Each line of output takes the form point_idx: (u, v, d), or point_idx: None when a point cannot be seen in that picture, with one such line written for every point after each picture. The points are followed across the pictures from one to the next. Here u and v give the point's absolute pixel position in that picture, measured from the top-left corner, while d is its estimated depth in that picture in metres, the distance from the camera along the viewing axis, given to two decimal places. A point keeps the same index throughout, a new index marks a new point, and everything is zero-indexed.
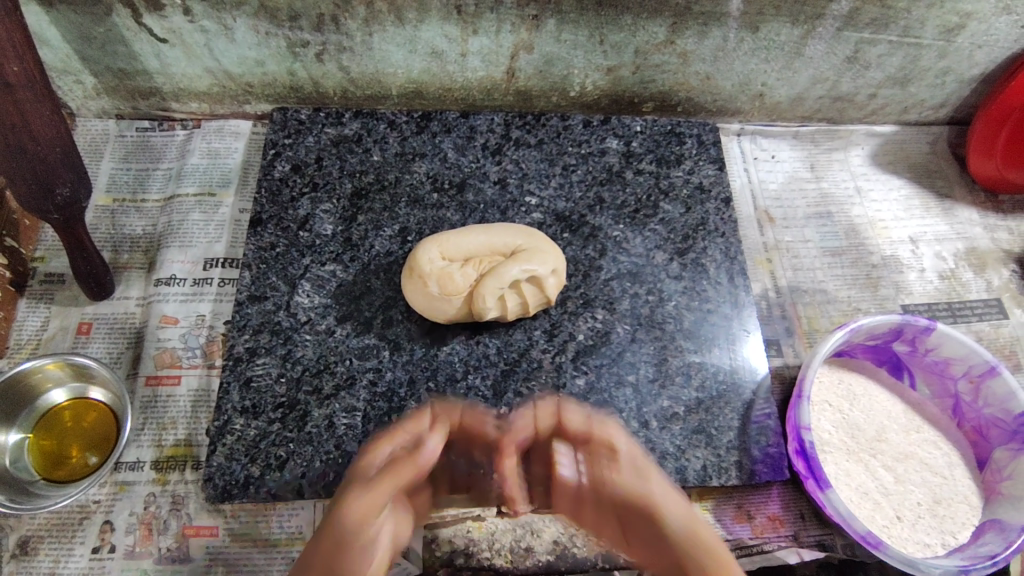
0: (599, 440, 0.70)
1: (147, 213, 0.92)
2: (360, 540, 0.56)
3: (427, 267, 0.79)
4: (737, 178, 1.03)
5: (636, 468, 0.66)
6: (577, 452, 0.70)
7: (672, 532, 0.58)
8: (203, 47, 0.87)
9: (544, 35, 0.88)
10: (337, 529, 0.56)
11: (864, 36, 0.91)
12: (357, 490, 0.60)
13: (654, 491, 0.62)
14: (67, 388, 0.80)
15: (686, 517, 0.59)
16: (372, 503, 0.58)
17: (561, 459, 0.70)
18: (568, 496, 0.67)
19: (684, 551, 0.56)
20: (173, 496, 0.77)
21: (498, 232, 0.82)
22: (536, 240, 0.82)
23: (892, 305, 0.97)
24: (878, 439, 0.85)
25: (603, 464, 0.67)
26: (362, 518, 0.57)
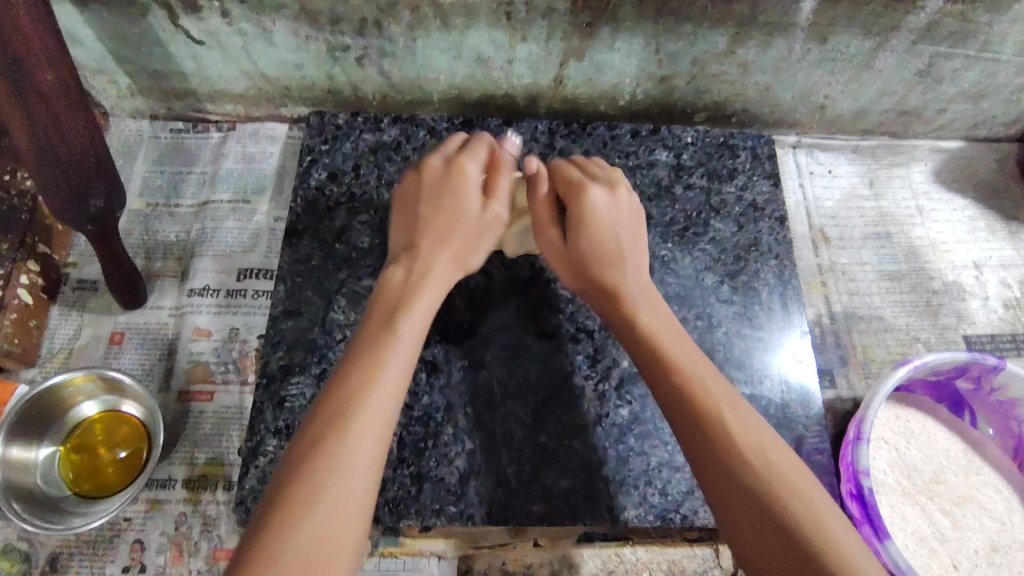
0: (615, 194, 0.74)
1: (180, 219, 0.90)
2: (375, 436, 0.54)
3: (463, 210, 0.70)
4: (792, 194, 0.98)
5: (650, 300, 0.70)
6: (599, 226, 0.71)
7: (715, 405, 0.59)
8: (240, 49, 0.83)
9: (597, 43, 0.82)
10: (336, 416, 0.54)
11: (940, 49, 0.84)
12: (358, 369, 0.57)
13: (687, 358, 0.63)
14: (99, 400, 0.79)
15: (735, 408, 0.59)
16: (384, 395, 0.56)
17: (595, 188, 0.72)
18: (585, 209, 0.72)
19: (727, 432, 0.57)
20: (205, 516, 0.75)
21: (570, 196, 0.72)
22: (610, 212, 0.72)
23: (952, 335, 0.92)
24: (935, 480, 0.81)
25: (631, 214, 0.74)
26: (366, 403, 0.55)
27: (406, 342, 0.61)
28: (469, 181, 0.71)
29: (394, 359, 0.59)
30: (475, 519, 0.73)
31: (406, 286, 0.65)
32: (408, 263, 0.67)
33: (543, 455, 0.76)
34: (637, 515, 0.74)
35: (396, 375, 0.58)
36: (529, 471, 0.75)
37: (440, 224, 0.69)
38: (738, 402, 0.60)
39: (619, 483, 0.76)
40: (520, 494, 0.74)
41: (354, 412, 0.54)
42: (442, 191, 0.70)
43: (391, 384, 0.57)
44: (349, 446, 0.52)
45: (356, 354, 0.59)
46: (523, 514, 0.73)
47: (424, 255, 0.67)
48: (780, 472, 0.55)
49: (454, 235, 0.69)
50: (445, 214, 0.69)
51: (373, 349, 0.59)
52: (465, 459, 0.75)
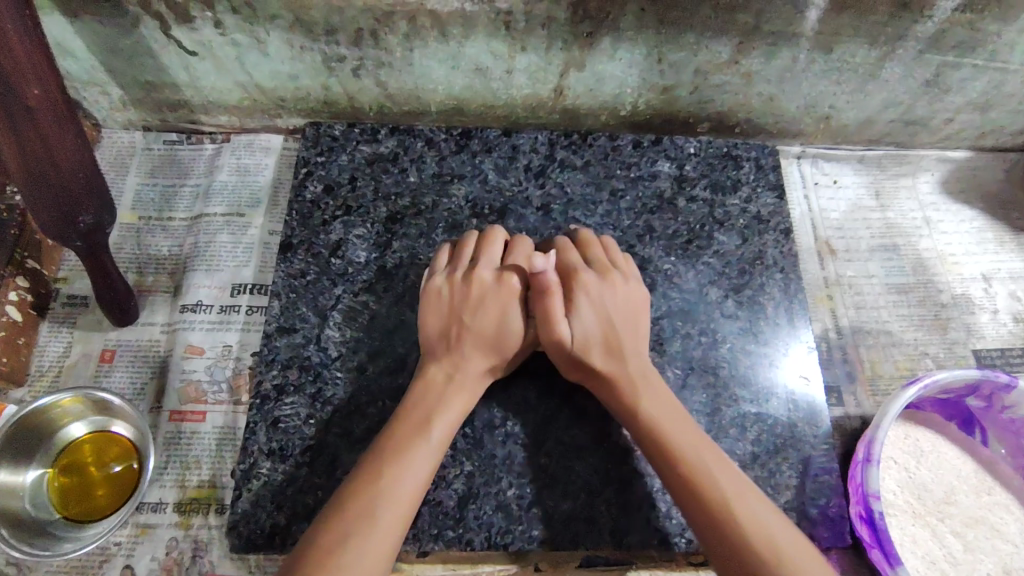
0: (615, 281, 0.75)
1: (173, 233, 0.88)
2: (391, 537, 0.58)
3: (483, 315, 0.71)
4: (797, 206, 0.96)
5: (649, 380, 0.69)
6: (596, 315, 0.71)
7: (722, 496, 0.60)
8: (234, 60, 0.81)
9: (597, 54, 0.81)
10: (363, 512, 0.58)
11: (948, 59, 0.83)
12: (386, 464, 0.61)
13: (694, 449, 0.63)
14: (88, 421, 0.77)
15: (748, 498, 0.60)
16: (407, 495, 0.60)
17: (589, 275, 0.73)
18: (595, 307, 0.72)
19: (733, 523, 0.58)
20: (196, 541, 0.73)
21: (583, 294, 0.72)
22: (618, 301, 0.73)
23: (961, 349, 0.90)
24: (946, 501, 0.79)
25: (634, 303, 0.74)
26: (390, 503, 0.59)
27: (435, 445, 0.64)
28: (490, 291, 0.73)
29: (422, 461, 0.63)
30: (474, 543, 0.71)
31: (442, 390, 0.68)
32: (447, 362, 0.70)
33: (543, 477, 0.74)
34: (640, 539, 0.72)
35: (421, 470, 0.62)
36: (530, 494, 0.73)
37: (478, 338, 0.71)
38: (748, 494, 0.60)
39: (622, 506, 0.74)
40: (520, 517, 0.72)
41: (380, 512, 0.58)
42: (468, 306, 0.72)
43: (417, 481, 0.62)
44: (370, 545, 0.56)
45: (386, 453, 0.62)
46: (524, 539, 0.71)
47: (464, 368, 0.69)
48: (788, 564, 0.55)
49: (485, 343, 0.71)
50: (487, 324, 0.71)
51: (403, 449, 0.63)
52: (463, 482, 0.73)
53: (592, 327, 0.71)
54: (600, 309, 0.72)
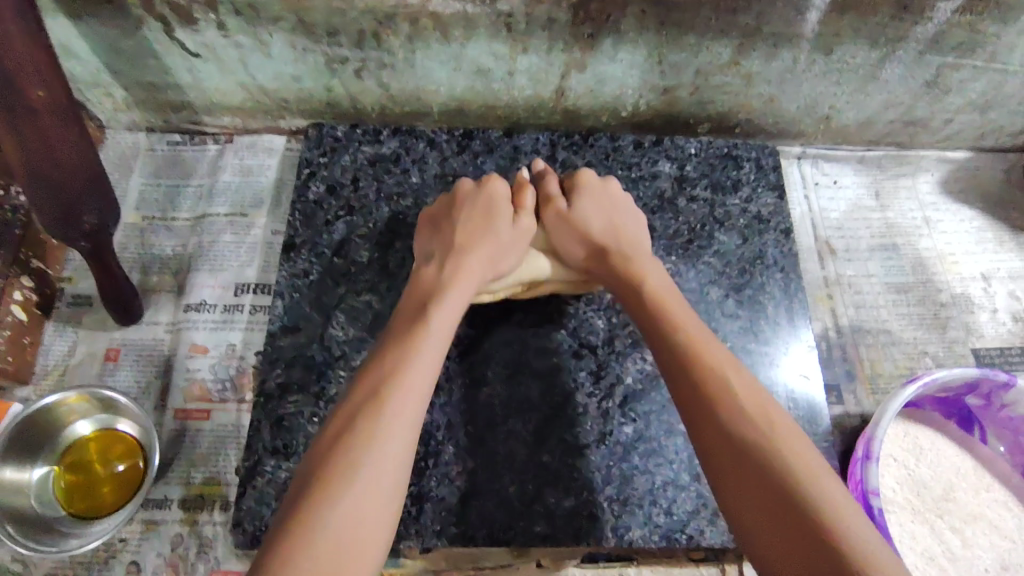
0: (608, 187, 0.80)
1: (176, 233, 0.88)
2: (406, 414, 0.56)
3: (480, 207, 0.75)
4: (797, 206, 0.97)
5: (664, 285, 0.71)
6: (590, 211, 0.76)
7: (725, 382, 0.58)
8: (237, 62, 0.82)
9: (599, 55, 0.81)
10: (369, 396, 0.56)
11: (947, 60, 0.83)
12: (393, 356, 0.60)
13: (699, 335, 0.64)
14: (93, 419, 0.77)
15: (753, 385, 0.58)
16: (419, 381, 0.59)
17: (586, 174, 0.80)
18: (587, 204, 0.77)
19: (739, 412, 0.56)
20: (201, 537, 0.74)
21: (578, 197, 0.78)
22: (609, 201, 0.79)
23: (961, 348, 0.90)
24: (945, 498, 0.80)
25: (625, 207, 0.79)
26: (400, 389, 0.57)
27: (440, 337, 0.63)
28: (495, 194, 0.76)
29: (429, 348, 0.62)
30: (476, 540, 0.72)
31: (438, 283, 0.68)
32: (443, 259, 0.71)
33: (545, 475, 0.75)
34: (641, 536, 0.73)
35: (428, 364, 0.60)
36: (532, 491, 0.74)
37: (474, 233, 0.73)
38: (753, 378, 0.59)
39: (623, 503, 0.74)
40: (522, 514, 0.73)
41: (390, 397, 0.56)
42: (468, 204, 0.76)
43: (424, 374, 0.59)
44: (376, 425, 0.54)
45: (392, 346, 0.61)
46: (526, 535, 0.72)
47: (461, 260, 0.70)
48: (792, 446, 0.53)
49: (488, 239, 0.73)
50: (479, 218, 0.74)
51: (405, 341, 0.62)
52: (466, 479, 0.74)
53: (590, 220, 0.75)
54: (593, 205, 0.77)
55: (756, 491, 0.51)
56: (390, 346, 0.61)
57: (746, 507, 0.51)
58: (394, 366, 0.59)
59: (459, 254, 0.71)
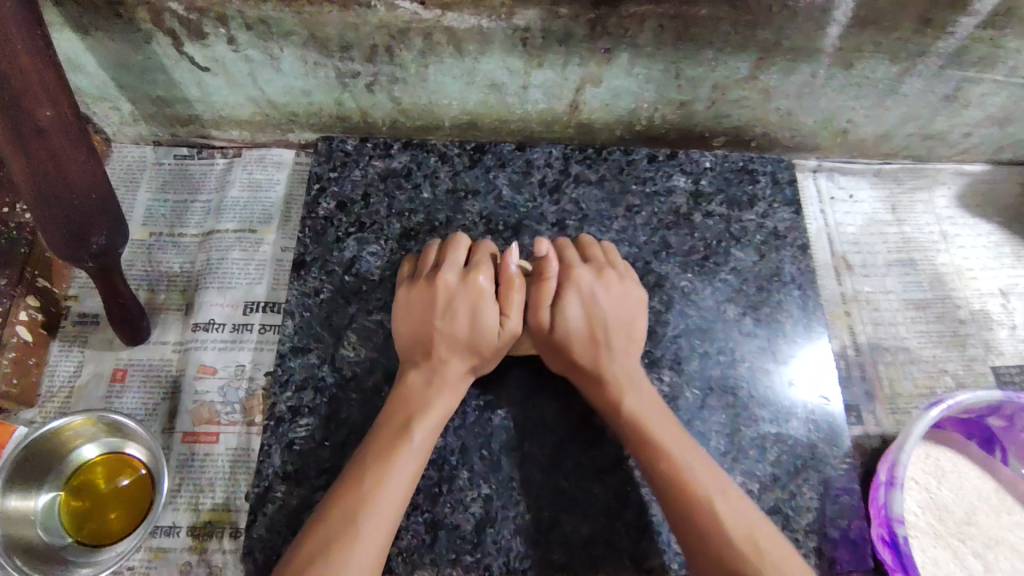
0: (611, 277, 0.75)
1: (184, 249, 0.87)
2: (380, 534, 0.59)
3: (468, 312, 0.70)
4: (813, 220, 0.95)
5: (641, 385, 0.70)
6: (592, 313, 0.72)
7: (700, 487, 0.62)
8: (247, 76, 0.80)
9: (615, 69, 0.80)
10: (345, 520, 0.59)
11: (968, 74, 0.82)
12: (369, 471, 0.62)
13: (668, 434, 0.66)
14: (100, 443, 0.76)
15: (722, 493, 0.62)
16: (394, 501, 0.61)
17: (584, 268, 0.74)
18: (594, 306, 0.72)
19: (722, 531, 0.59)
20: (211, 565, 0.72)
21: (588, 298, 0.72)
22: (621, 302, 0.74)
23: (980, 366, 0.89)
24: (967, 522, 0.78)
25: (627, 302, 0.74)
26: (374, 511, 0.60)
27: (416, 450, 0.65)
28: (484, 294, 0.71)
29: (408, 457, 0.64)
30: (492, 568, 0.70)
31: (419, 397, 0.68)
32: (425, 368, 0.70)
33: (562, 500, 0.73)
34: (660, 563, 0.71)
35: (403, 479, 0.63)
36: (548, 517, 0.72)
37: (456, 341, 0.70)
38: (723, 483, 0.63)
39: (641, 529, 0.73)
40: (539, 542, 0.71)
41: (363, 521, 0.59)
42: (454, 306, 0.70)
43: (395, 493, 0.62)
44: (355, 554, 0.57)
45: (368, 463, 0.63)
46: (543, 564, 0.71)
47: (443, 371, 0.69)
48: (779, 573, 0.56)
49: (468, 349, 0.70)
50: (463, 326, 0.70)
51: (378, 462, 0.63)
52: (481, 505, 0.73)
53: (576, 323, 0.71)
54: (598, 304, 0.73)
55: None
56: (365, 463, 0.63)
57: None
58: (371, 482, 0.61)
59: (436, 359, 0.70)
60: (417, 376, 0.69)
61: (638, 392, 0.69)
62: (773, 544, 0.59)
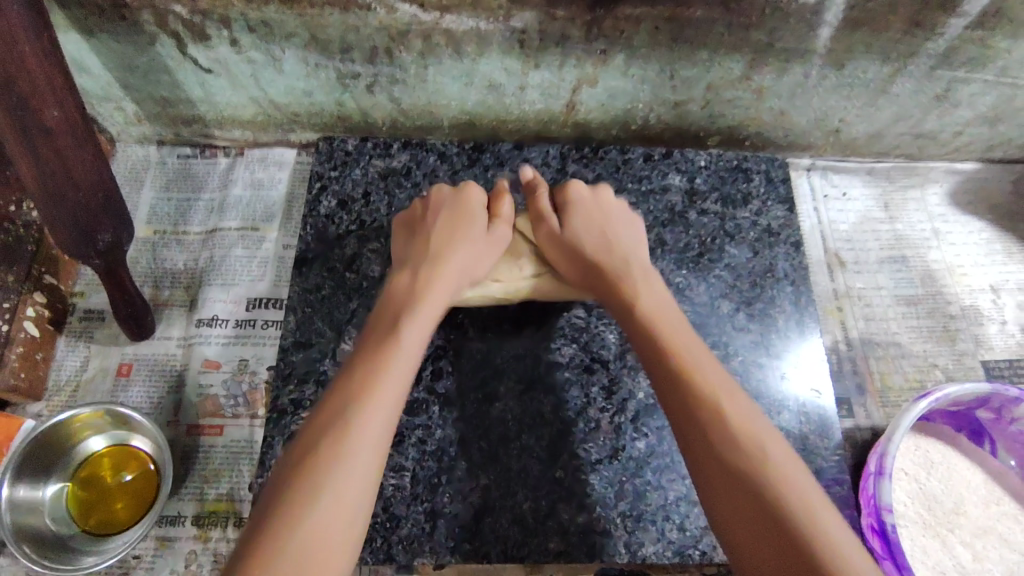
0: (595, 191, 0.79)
1: (188, 247, 0.88)
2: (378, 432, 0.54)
3: (459, 215, 0.74)
4: (806, 218, 0.97)
5: (650, 287, 0.69)
6: (595, 230, 0.74)
7: (711, 387, 0.58)
8: (249, 77, 0.82)
9: (611, 70, 0.81)
10: (343, 404, 0.55)
11: (958, 74, 0.83)
12: (368, 360, 0.59)
13: (681, 339, 0.63)
14: (107, 434, 0.77)
15: (732, 393, 0.58)
16: (391, 389, 0.57)
17: (580, 188, 0.78)
18: (590, 219, 0.75)
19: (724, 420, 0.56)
20: (215, 554, 0.74)
21: (584, 212, 0.76)
22: (618, 220, 0.76)
23: (971, 361, 0.91)
24: (956, 511, 0.80)
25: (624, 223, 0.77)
26: (370, 398, 0.55)
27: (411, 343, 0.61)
28: (474, 203, 0.75)
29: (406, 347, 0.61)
30: (490, 556, 0.72)
31: (420, 293, 0.66)
32: (420, 268, 0.69)
33: (559, 491, 0.75)
34: (655, 551, 0.73)
35: (400, 371, 0.58)
36: (545, 507, 0.74)
37: (448, 237, 0.71)
38: (736, 390, 0.59)
39: (636, 518, 0.74)
40: (536, 531, 0.73)
41: (358, 406, 0.54)
42: (447, 210, 0.75)
43: (394, 382, 0.57)
44: (353, 433, 0.53)
45: (366, 355, 0.59)
46: (540, 552, 0.72)
47: (436, 266, 0.68)
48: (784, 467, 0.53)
49: (462, 246, 0.71)
50: (456, 228, 0.73)
51: (372, 362, 0.59)
52: (479, 495, 0.74)
53: (582, 234, 0.74)
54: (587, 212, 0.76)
55: (744, 502, 0.51)
56: (364, 355, 0.60)
57: (728, 509, 0.52)
58: (368, 369, 0.58)
59: (434, 261, 0.69)
60: (416, 277, 0.68)
61: (649, 294, 0.68)
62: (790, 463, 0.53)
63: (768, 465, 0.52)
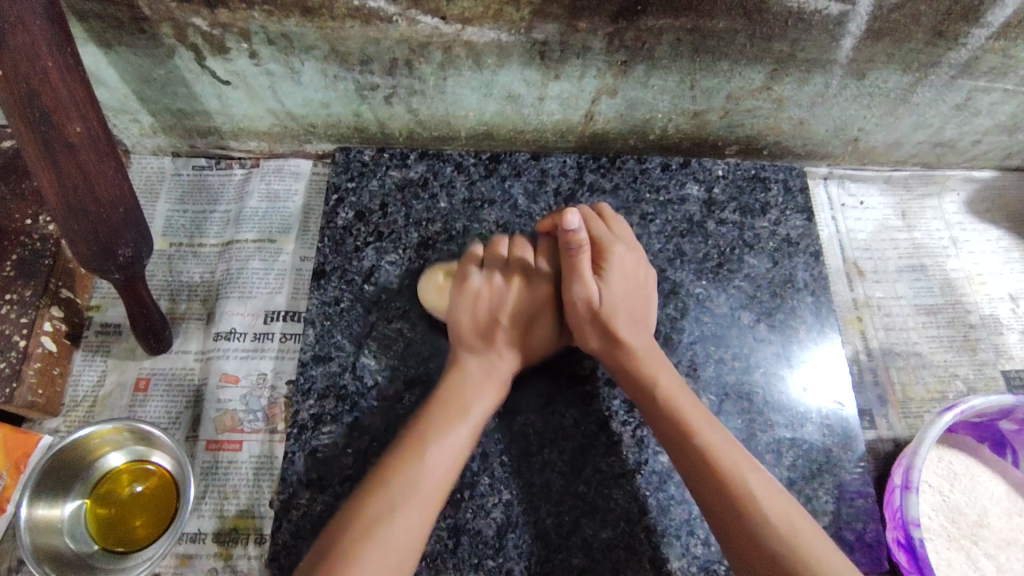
0: (613, 253, 0.76)
1: (204, 259, 0.88)
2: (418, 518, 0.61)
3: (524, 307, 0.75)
4: (825, 227, 0.96)
5: (663, 360, 0.71)
6: (621, 288, 0.75)
7: (734, 466, 0.62)
8: (267, 89, 0.82)
9: (630, 81, 0.81)
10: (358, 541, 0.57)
11: (979, 84, 0.83)
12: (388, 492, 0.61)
13: (700, 416, 0.66)
14: (126, 451, 0.77)
15: (754, 474, 0.61)
16: (408, 528, 0.59)
17: (615, 252, 0.76)
18: (620, 285, 0.75)
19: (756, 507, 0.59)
20: (236, 572, 0.73)
21: (618, 280, 0.75)
22: (634, 274, 0.77)
23: (991, 370, 0.90)
24: (980, 524, 0.79)
25: (640, 280, 0.77)
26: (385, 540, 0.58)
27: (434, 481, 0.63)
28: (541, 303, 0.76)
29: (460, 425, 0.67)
30: (514, 573, 0.71)
31: (448, 425, 0.67)
32: (481, 355, 0.73)
33: (582, 506, 0.74)
34: (680, 567, 0.72)
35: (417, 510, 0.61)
36: (569, 522, 0.73)
37: (515, 334, 0.74)
38: (754, 468, 0.62)
39: (660, 533, 0.74)
40: (560, 547, 0.72)
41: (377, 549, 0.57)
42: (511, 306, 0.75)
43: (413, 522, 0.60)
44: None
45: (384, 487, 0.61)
46: (564, 568, 0.71)
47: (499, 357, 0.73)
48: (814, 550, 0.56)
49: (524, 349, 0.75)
50: (521, 325, 0.75)
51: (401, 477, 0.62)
52: (502, 510, 0.74)
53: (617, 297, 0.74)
54: (607, 289, 0.74)
55: None
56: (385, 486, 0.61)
57: None
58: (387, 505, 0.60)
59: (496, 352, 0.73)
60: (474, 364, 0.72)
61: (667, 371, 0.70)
62: (814, 538, 0.58)
63: (793, 540, 0.57)
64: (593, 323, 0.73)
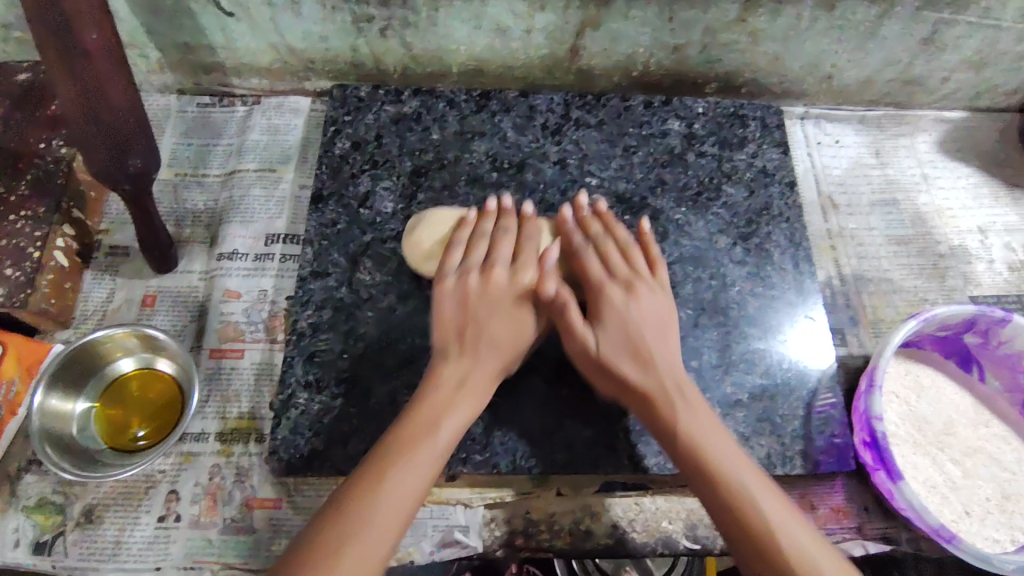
0: (610, 294, 0.76)
1: (208, 188, 0.93)
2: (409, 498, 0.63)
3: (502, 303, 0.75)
4: (800, 162, 1.01)
5: (680, 386, 0.70)
6: (621, 326, 0.73)
7: (701, 440, 0.66)
8: (269, 21, 0.86)
9: (612, 12, 0.86)
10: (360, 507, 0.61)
11: (942, 16, 0.88)
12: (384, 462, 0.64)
13: (690, 417, 0.67)
14: (135, 358, 0.81)
15: (718, 438, 0.66)
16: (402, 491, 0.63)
17: (613, 292, 0.76)
18: (620, 317, 0.74)
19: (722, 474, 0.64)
20: (238, 467, 0.77)
21: (620, 315, 0.74)
22: (646, 309, 0.75)
23: (960, 295, 0.94)
24: (946, 432, 0.84)
25: (660, 317, 0.75)
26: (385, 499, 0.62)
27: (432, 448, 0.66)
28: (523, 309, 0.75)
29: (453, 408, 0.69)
30: (500, 466, 0.75)
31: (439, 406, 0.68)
32: (461, 363, 0.71)
33: (565, 408, 0.78)
34: (657, 463, 0.76)
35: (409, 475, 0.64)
36: (552, 422, 0.77)
37: (497, 333, 0.73)
38: (728, 445, 0.66)
39: (639, 432, 0.78)
40: (543, 443, 0.76)
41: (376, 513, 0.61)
42: (493, 306, 0.75)
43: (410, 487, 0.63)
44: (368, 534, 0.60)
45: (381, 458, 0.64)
46: (548, 462, 0.76)
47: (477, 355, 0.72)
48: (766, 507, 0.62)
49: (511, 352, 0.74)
50: (505, 330, 0.74)
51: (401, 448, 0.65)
52: (489, 411, 0.78)
53: (613, 334, 0.73)
54: (603, 335, 0.73)
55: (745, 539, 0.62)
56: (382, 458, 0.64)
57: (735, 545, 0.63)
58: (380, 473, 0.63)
59: (475, 353, 0.72)
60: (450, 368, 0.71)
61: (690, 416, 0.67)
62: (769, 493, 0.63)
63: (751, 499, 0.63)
64: (595, 365, 0.72)
